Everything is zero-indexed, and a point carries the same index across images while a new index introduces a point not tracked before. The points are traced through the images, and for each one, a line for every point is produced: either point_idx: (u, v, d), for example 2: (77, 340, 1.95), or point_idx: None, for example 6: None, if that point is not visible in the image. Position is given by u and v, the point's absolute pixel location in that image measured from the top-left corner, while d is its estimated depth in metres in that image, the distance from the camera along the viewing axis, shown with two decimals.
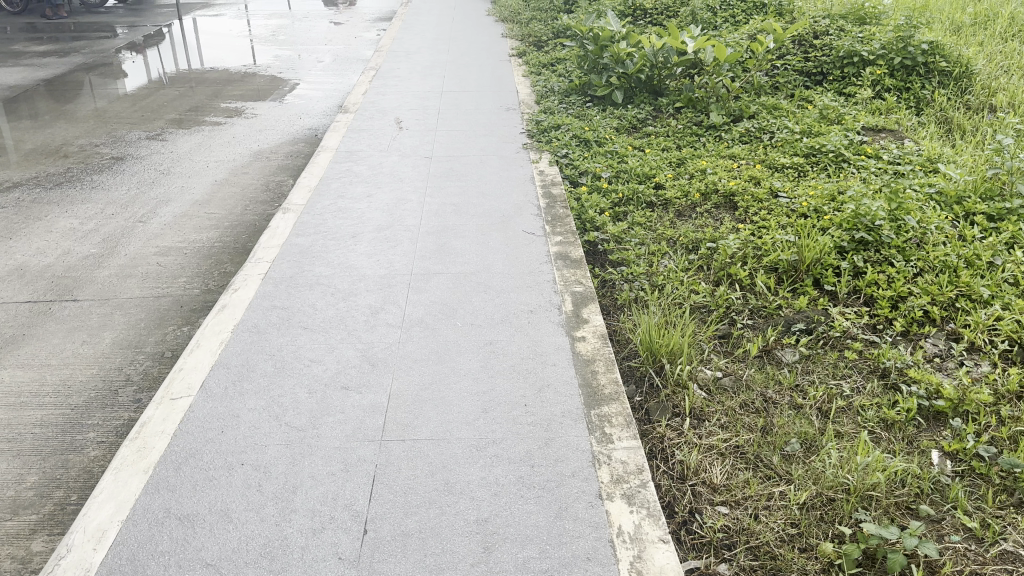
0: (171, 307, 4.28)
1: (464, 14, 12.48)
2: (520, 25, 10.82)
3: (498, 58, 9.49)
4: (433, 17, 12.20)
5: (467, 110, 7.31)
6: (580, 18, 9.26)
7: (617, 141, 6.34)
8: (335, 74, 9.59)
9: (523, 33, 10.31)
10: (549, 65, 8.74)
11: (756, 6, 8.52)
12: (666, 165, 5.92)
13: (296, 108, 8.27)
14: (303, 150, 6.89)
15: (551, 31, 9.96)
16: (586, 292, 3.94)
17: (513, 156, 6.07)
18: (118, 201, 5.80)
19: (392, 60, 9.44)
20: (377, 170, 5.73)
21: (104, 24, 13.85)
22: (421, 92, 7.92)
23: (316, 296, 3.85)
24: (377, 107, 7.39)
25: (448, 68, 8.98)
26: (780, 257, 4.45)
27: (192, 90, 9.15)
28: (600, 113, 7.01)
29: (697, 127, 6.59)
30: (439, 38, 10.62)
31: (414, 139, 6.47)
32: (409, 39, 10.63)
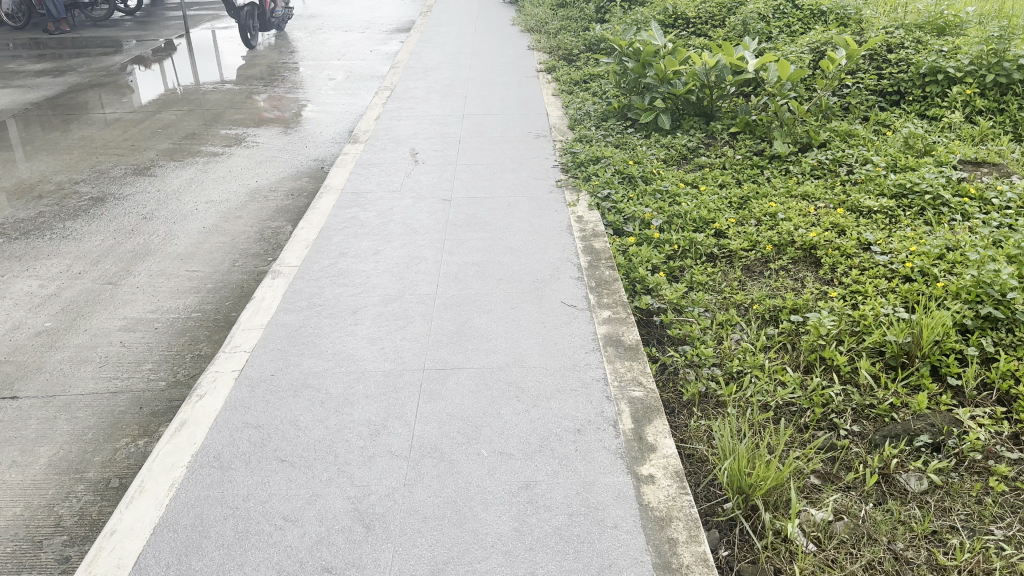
0: (129, 408, 3.47)
1: (488, 24, 11.70)
2: (549, 36, 9.97)
3: (525, 75, 8.64)
4: (454, 28, 11.38)
5: (491, 138, 6.47)
6: (616, 29, 8.39)
7: (667, 176, 5.46)
8: (347, 94, 8.78)
9: (553, 46, 9.45)
10: (582, 83, 7.87)
11: (814, 14, 7.69)
12: (728, 207, 5.05)
13: (301, 134, 7.48)
14: (305, 187, 6.10)
15: (583, 43, 9.09)
16: (646, 398, 3.03)
17: (545, 197, 5.21)
18: (89, 256, 5.02)
19: (409, 78, 8.63)
20: (387, 217, 4.91)
21: (108, 39, 13.18)
22: (440, 117, 7.10)
23: (300, 407, 3.00)
24: (390, 136, 6.58)
25: (470, 88, 8.15)
26: (887, 338, 3.58)
27: (191, 112, 8.39)
28: (644, 140, 6.14)
29: (758, 158, 5.71)
30: (461, 53, 9.80)
31: (431, 175, 5.64)
32: (429, 54, 9.81)
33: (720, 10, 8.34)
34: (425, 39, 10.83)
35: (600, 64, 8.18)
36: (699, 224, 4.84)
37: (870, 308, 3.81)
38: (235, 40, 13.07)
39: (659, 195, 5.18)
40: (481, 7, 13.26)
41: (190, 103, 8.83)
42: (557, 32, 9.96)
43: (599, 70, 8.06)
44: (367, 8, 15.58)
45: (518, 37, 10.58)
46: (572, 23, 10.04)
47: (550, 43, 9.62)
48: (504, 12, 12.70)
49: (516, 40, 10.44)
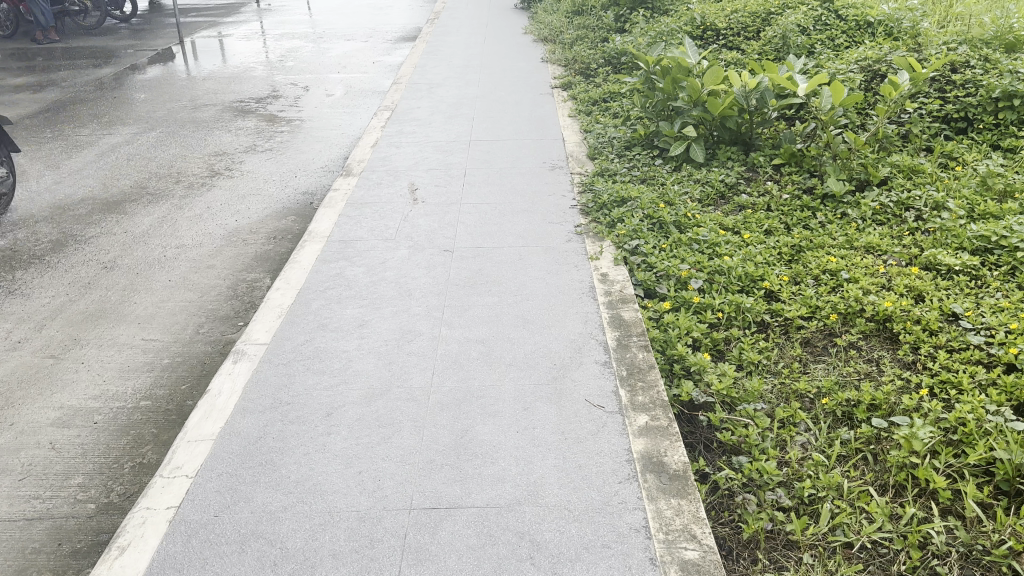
0: (45, 545, 2.77)
1: (499, 32, 11.01)
2: (565, 48, 9.26)
3: (537, 93, 7.92)
4: (463, 38, 10.70)
5: (500, 171, 5.77)
6: (638, 43, 7.65)
7: (705, 221, 4.73)
8: (345, 114, 8.09)
9: (568, 59, 8.73)
10: (602, 104, 7.14)
11: (859, 25, 7.01)
12: (779, 261, 4.33)
13: (292, 162, 6.80)
14: (291, 227, 5.41)
15: (602, 56, 8.35)
16: (702, 564, 2.28)
17: (562, 247, 4.49)
18: (35, 318, 4.33)
19: (412, 97, 7.93)
20: (378, 274, 4.20)
21: (100, 49, 12.54)
22: (443, 144, 6.40)
23: (246, 573, 2.29)
24: (388, 168, 5.88)
25: (479, 108, 7.45)
26: (999, 456, 2.87)
27: (176, 134, 7.71)
28: (675, 174, 5.42)
29: (809, 197, 4.99)
30: (469, 67, 9.09)
31: (431, 218, 4.94)
32: (434, 68, 9.10)
33: (753, 20, 7.69)
34: (431, 50, 10.13)
35: (624, 81, 7.44)
36: (747, 284, 4.12)
37: (969, 407, 3.09)
38: (231, 50, 12.39)
39: (698, 245, 4.46)
40: (490, 14, 12.57)
41: (176, 123, 8.15)
42: (573, 44, 9.24)
43: (621, 89, 7.32)
44: (371, 15, 14.91)
45: (530, 49, 9.87)
46: (590, 33, 9.31)
47: (566, 56, 8.90)
48: (515, 19, 12.00)
49: (528, 52, 9.72)
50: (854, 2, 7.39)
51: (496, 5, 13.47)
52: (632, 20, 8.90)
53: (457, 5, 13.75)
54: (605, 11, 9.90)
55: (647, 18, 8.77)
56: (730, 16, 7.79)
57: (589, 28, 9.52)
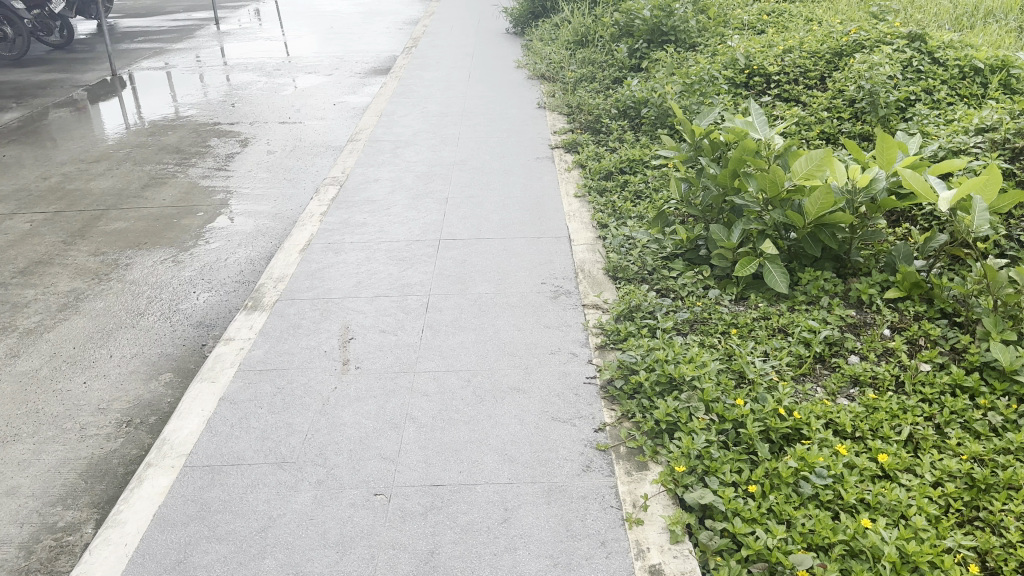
0: None
1: (487, 67, 9.28)
2: (572, 86, 7.58)
3: (532, 158, 6.14)
4: (445, 74, 8.97)
5: (475, 303, 3.94)
6: (667, 93, 6.06)
7: (810, 424, 2.92)
8: (284, 186, 6.30)
9: (581, 98, 7.12)
10: (624, 184, 5.40)
11: (962, 72, 5.36)
12: (949, 521, 2.57)
13: (197, 267, 4.99)
14: (160, 401, 3.63)
15: (621, 96, 6.66)
16: None
17: (574, 488, 2.64)
18: None
19: (370, 163, 6.12)
20: (250, 561, 2.38)
21: (20, 83, 10.73)
22: (401, 248, 4.60)
23: None
24: (315, 293, 4.07)
25: (455, 184, 5.65)
26: None
27: (58, 213, 5.90)
28: (744, 314, 3.65)
29: (963, 373, 3.21)
30: (447, 115, 7.31)
31: (363, 406, 3.12)
32: (404, 118, 7.31)
33: (813, 60, 6.04)
34: (404, 91, 8.34)
35: (656, 145, 5.81)
36: None
37: None
38: (173, 84, 10.55)
39: (806, 479, 2.68)
40: (476, 42, 10.84)
41: (68, 193, 6.34)
42: (587, 79, 7.64)
43: (651, 158, 5.64)
44: (342, 41, 13.14)
45: (524, 91, 8.10)
46: (601, 69, 7.66)
47: (577, 94, 7.26)
48: (506, 48, 10.28)
49: (522, 95, 7.95)
50: (950, 43, 5.68)
51: (484, 30, 11.73)
52: (655, 57, 7.21)
53: (439, 30, 11.99)
54: (615, 42, 8.15)
55: (673, 57, 7.03)
56: (785, 61, 6.10)
57: (601, 65, 7.81)
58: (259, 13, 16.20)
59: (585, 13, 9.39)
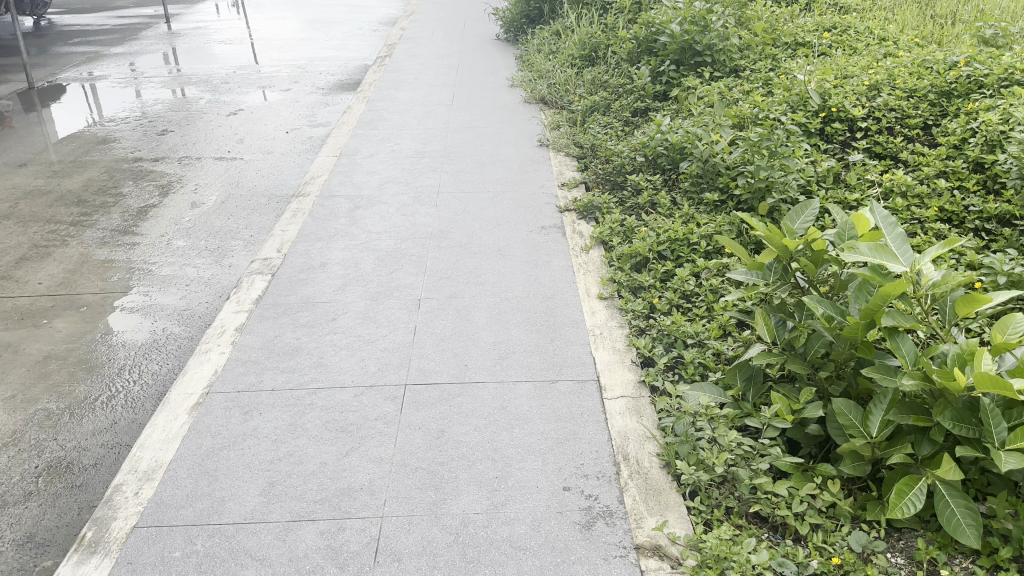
0: None
1: (474, 87, 7.77)
2: (586, 120, 6.21)
3: (532, 231, 4.63)
4: (425, 97, 7.45)
5: (453, 534, 2.41)
6: (719, 141, 4.59)
7: None
8: (205, 266, 4.78)
9: (600, 137, 5.75)
10: (666, 278, 3.96)
11: None
12: None
13: (54, 413, 3.45)
14: None
15: (651, 135, 5.19)
16: None
17: None
18: None
19: (316, 235, 4.60)
20: None
21: None
22: (344, 402, 3.07)
23: None
24: (200, 511, 2.55)
25: (429, 273, 4.13)
26: None
27: None
28: None
29: None
30: (423, 160, 5.81)
31: None
32: (369, 162, 5.78)
33: (912, 98, 4.58)
34: (372, 122, 6.82)
35: (705, 215, 4.37)
36: None
37: None
38: (102, 97, 8.92)
39: None
40: (460, 53, 9.34)
41: None
42: (602, 111, 6.29)
43: (702, 234, 4.17)
44: (308, 44, 11.57)
45: (520, 124, 6.61)
46: (620, 98, 6.28)
47: (594, 130, 5.90)
48: (497, 62, 8.76)
49: (518, 130, 6.45)
50: None
51: (469, 35, 10.20)
52: (689, 84, 5.79)
53: (417, 35, 10.45)
54: (633, 63, 6.67)
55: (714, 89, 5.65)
56: (872, 102, 4.64)
57: (619, 92, 6.37)
58: (219, 8, 14.56)
59: (592, 23, 7.90)
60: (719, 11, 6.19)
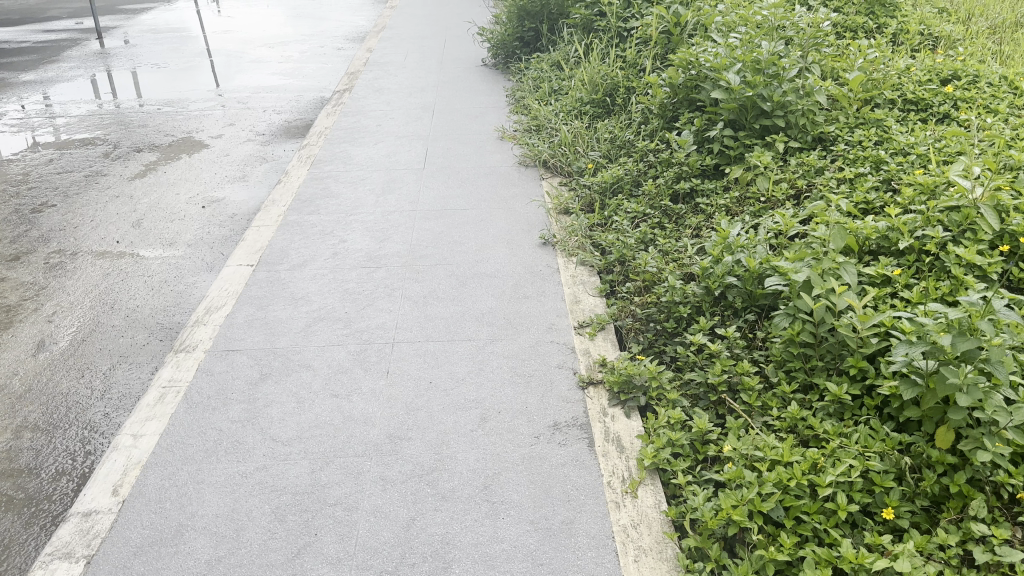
0: None
1: (454, 143, 6.06)
2: (612, 202, 4.55)
3: (535, 431, 2.88)
4: (389, 160, 5.75)
5: None
6: (844, 289, 2.89)
7: None
8: (11, 485, 3.01)
9: (633, 239, 4.05)
10: (784, 571, 2.27)
11: None
12: None
13: None
14: None
15: (716, 251, 3.52)
16: None
17: None
18: None
19: (185, 448, 2.84)
20: None
21: None
22: None
23: None
24: None
25: (360, 548, 2.38)
26: None
27: None
28: None
29: None
30: (375, 276, 4.06)
31: None
32: (297, 279, 4.03)
33: None
34: (313, 199, 5.07)
35: (828, 421, 2.70)
36: None
37: None
38: None
39: None
40: (436, 87, 7.59)
41: None
42: (632, 190, 4.63)
43: (833, 466, 2.48)
44: (258, 67, 9.77)
45: (516, 207, 4.87)
46: (656, 172, 4.62)
47: (624, 224, 4.25)
48: (483, 102, 7.05)
49: (511, 219, 4.72)
50: None
51: (448, 60, 8.44)
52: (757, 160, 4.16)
53: (386, 58, 8.68)
54: (668, 122, 5.03)
55: (796, 177, 4.04)
56: None
57: (654, 160, 4.70)
58: (165, 21, 12.71)
59: (606, 58, 6.21)
60: (791, 55, 4.52)
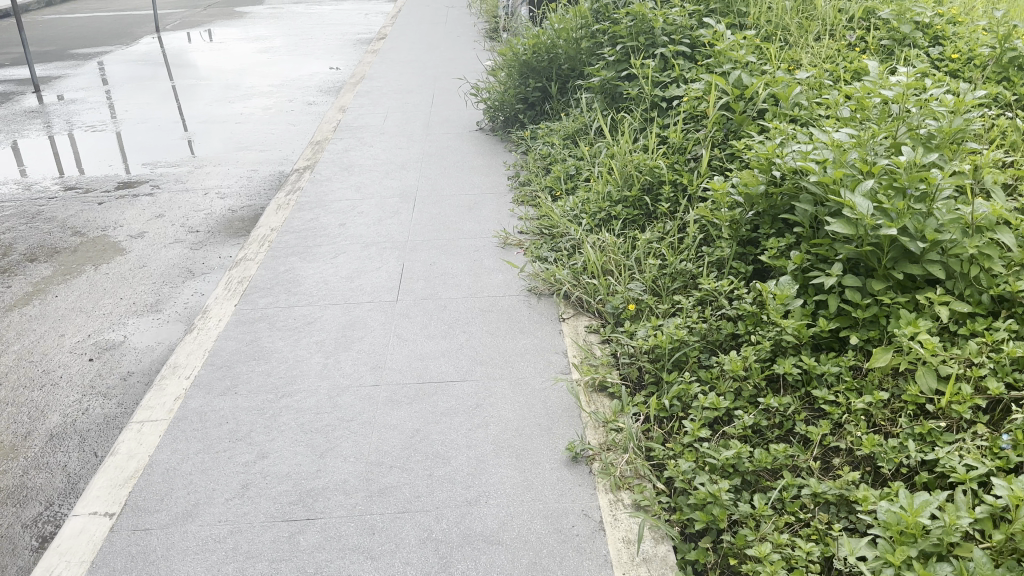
0: None
1: (437, 254, 4.54)
2: (674, 383, 3.04)
3: None
4: (348, 285, 4.22)
5: None
6: None
7: None
8: None
9: (726, 477, 2.56)
10: None
11: None
12: None
13: None
14: None
15: (892, 552, 2.03)
16: None
17: None
18: None
19: None
20: None
21: None
22: None
23: None
24: None
25: None
26: None
27: None
28: None
29: None
30: (302, 543, 2.51)
31: None
32: (173, 557, 2.49)
33: None
34: (232, 366, 3.51)
35: None
36: None
37: None
38: None
39: None
40: (420, 161, 6.09)
41: None
42: (702, 361, 3.11)
43: None
44: (210, 126, 8.23)
45: (525, 380, 3.30)
46: (739, 333, 3.13)
47: (699, 437, 2.71)
48: (478, 185, 5.55)
49: (519, 403, 3.15)
50: None
51: (435, 122, 6.95)
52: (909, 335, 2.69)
53: (361, 120, 7.18)
54: (744, 245, 3.54)
55: (981, 373, 2.58)
56: None
57: (733, 313, 3.21)
58: (117, 68, 11.19)
59: (639, 137, 4.72)
60: (940, 164, 3.05)
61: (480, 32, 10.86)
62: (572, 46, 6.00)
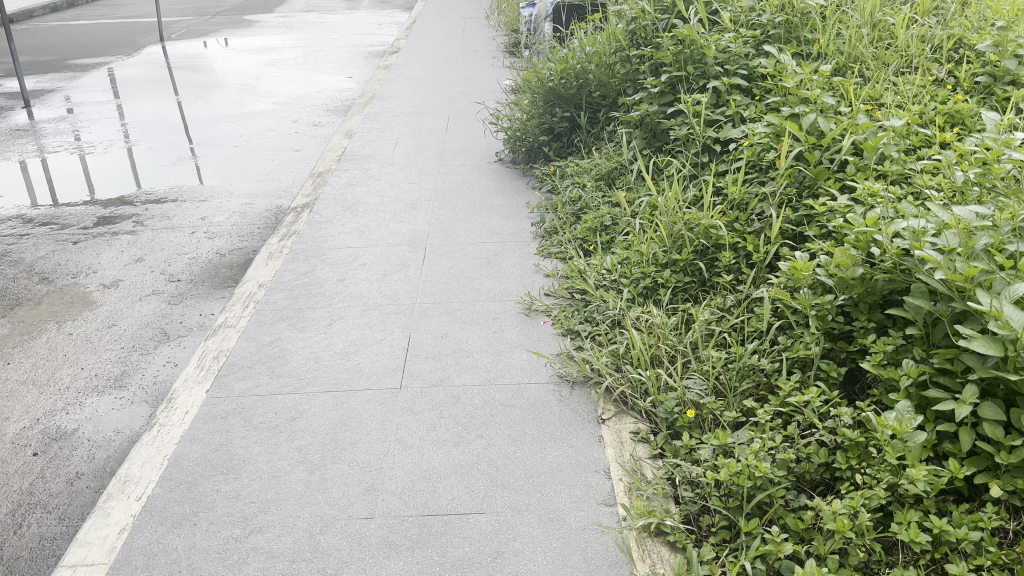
0: None
1: (450, 322, 3.86)
2: (754, 537, 2.35)
3: None
4: (342, 363, 3.55)
5: None
6: None
7: None
8: None
9: None
10: None
11: None
12: None
13: None
14: None
15: None
16: None
17: None
18: None
19: None
20: None
21: None
22: None
23: None
24: None
25: None
26: None
27: None
28: None
29: None
30: None
31: None
32: None
33: None
34: (194, 484, 2.84)
35: None
36: None
37: None
38: None
39: None
40: (432, 199, 5.42)
41: None
42: (790, 505, 2.43)
43: None
44: (206, 148, 7.59)
45: (557, 514, 2.61)
46: (837, 467, 2.44)
47: None
48: (497, 230, 4.87)
49: (551, 552, 2.46)
50: None
51: (450, 151, 6.29)
52: None
53: (368, 147, 6.52)
54: (834, 339, 2.85)
55: None
56: None
57: (827, 438, 2.52)
58: (115, 80, 10.60)
59: (689, 187, 4.03)
60: None
61: (499, 46, 10.22)
62: (605, 73, 5.36)
